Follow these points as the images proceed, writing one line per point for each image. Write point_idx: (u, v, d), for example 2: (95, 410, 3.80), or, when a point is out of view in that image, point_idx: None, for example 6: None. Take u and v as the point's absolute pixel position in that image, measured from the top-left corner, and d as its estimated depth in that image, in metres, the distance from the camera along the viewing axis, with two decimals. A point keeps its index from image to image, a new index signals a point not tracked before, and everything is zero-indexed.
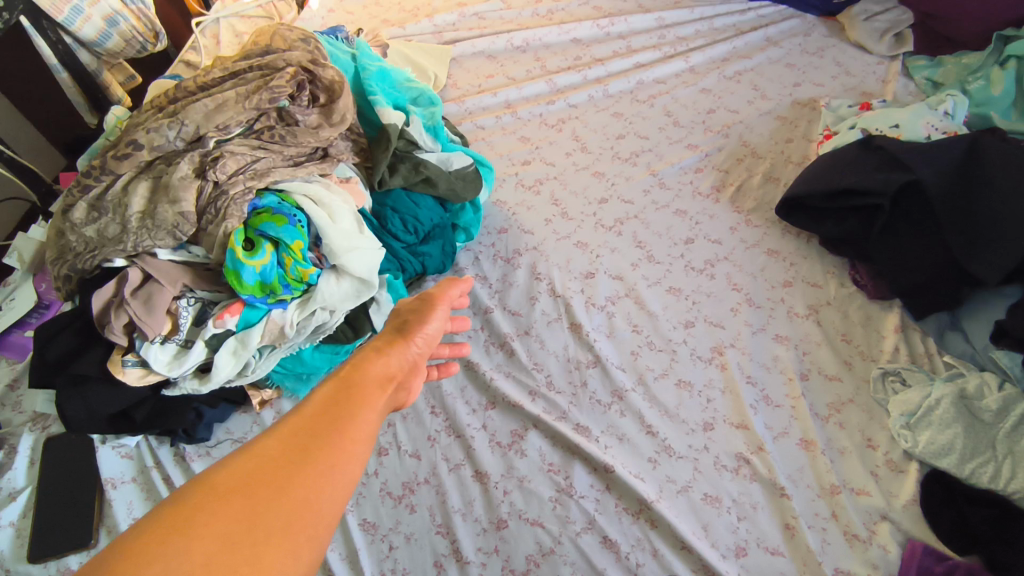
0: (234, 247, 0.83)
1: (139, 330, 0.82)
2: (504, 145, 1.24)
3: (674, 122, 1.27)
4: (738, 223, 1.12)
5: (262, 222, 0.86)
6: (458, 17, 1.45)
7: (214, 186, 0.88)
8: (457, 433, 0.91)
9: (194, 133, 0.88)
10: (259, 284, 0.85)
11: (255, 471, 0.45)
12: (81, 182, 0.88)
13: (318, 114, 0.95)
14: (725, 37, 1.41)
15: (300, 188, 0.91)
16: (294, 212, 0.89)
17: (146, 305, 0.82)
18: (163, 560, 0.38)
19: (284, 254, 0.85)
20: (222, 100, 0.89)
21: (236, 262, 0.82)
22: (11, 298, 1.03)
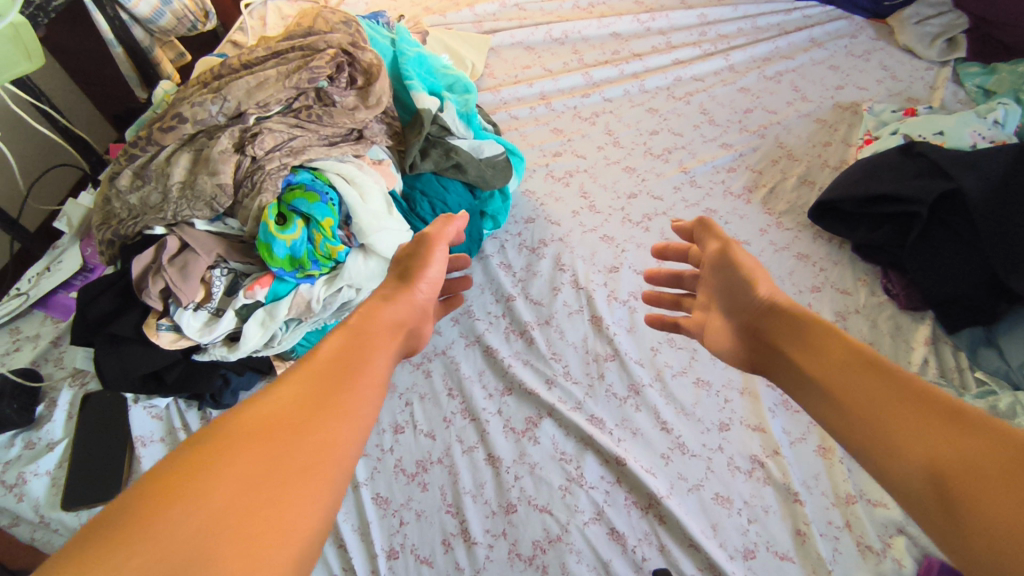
0: (267, 221, 0.85)
1: (175, 295, 0.86)
2: (537, 136, 1.25)
3: (709, 120, 1.25)
4: (768, 225, 1.10)
5: (294, 199, 0.88)
6: (499, 7, 1.46)
7: (252, 161, 0.90)
8: (472, 416, 0.93)
9: (236, 109, 0.90)
10: (288, 259, 0.87)
11: (275, 414, 0.47)
12: (128, 152, 0.92)
13: (355, 97, 0.96)
14: (767, 37, 1.39)
15: (334, 166, 0.93)
16: (327, 190, 0.91)
17: (182, 271, 0.85)
18: (188, 498, 0.40)
19: (315, 230, 0.88)
20: (263, 77, 0.91)
21: (269, 235, 0.85)
22: (59, 260, 1.09)
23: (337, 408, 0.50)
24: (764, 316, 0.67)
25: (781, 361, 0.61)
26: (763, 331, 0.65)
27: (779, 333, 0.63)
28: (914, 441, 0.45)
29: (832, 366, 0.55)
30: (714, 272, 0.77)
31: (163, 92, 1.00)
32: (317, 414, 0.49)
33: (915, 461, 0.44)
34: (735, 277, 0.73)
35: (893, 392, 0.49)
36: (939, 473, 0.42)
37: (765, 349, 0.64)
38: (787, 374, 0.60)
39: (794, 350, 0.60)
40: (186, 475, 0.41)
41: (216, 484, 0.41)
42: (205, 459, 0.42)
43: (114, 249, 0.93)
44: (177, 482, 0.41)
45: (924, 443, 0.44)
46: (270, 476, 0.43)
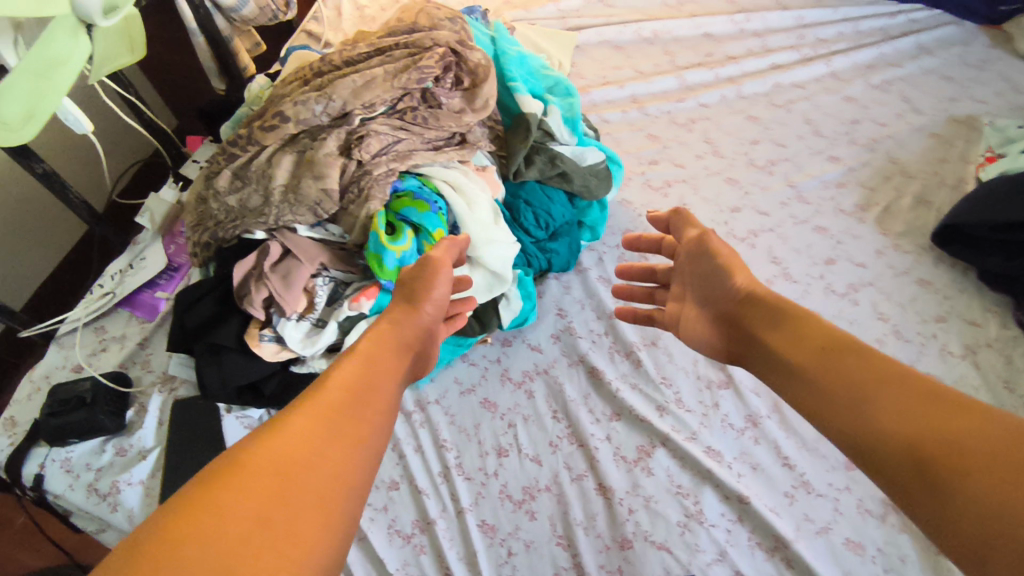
0: (378, 231, 0.80)
1: (277, 305, 0.81)
2: (631, 142, 1.18)
3: (814, 131, 1.18)
4: (884, 246, 1.04)
5: (403, 206, 0.83)
6: (584, 3, 1.39)
7: (358, 165, 0.84)
8: (580, 441, 0.88)
9: (341, 110, 0.84)
10: (398, 271, 0.81)
11: (279, 459, 0.48)
12: (228, 151, 0.87)
13: (462, 98, 0.90)
14: (872, 41, 1.31)
15: (442, 173, 0.87)
16: (435, 198, 0.85)
17: (285, 280, 0.81)
18: (205, 529, 0.42)
19: (426, 241, 0.82)
20: (369, 75, 0.84)
21: (380, 246, 0.79)
22: (142, 257, 1.05)
23: (341, 444, 0.52)
24: (742, 306, 0.67)
25: (762, 353, 0.62)
26: (742, 320, 0.66)
27: (757, 323, 0.64)
28: (899, 433, 0.46)
29: (816, 361, 0.56)
30: (692, 262, 0.76)
31: (256, 86, 0.94)
32: (321, 454, 0.50)
33: (904, 452, 0.45)
34: (713, 266, 0.73)
35: (872, 389, 0.50)
36: (925, 464, 0.43)
37: (743, 339, 0.65)
38: (767, 366, 0.61)
39: (776, 341, 0.61)
40: (184, 525, 0.42)
41: (209, 527, 0.42)
42: (200, 506, 0.43)
43: (210, 252, 0.88)
44: (184, 536, 0.41)
45: (913, 435, 0.45)
46: (270, 523, 0.44)
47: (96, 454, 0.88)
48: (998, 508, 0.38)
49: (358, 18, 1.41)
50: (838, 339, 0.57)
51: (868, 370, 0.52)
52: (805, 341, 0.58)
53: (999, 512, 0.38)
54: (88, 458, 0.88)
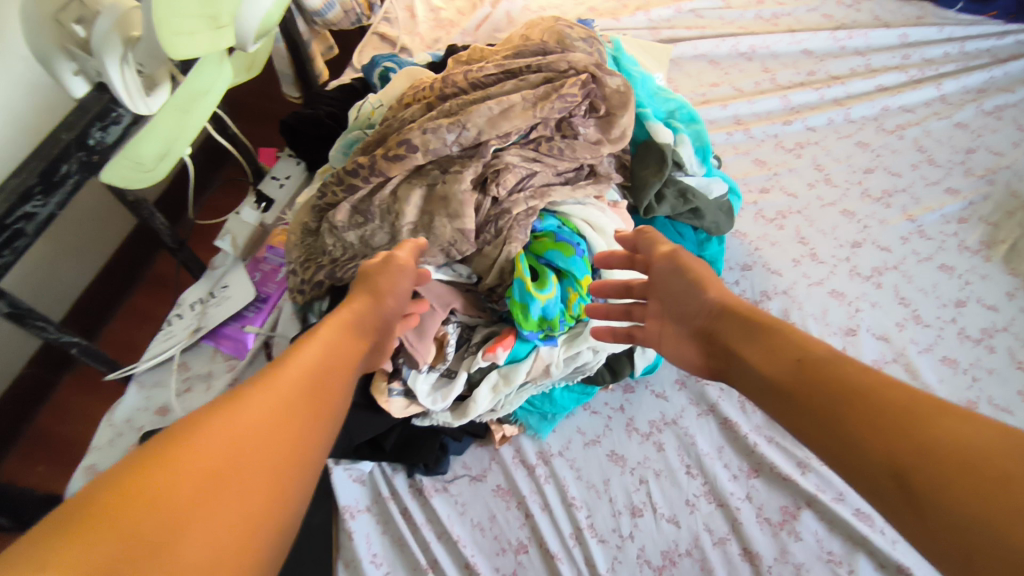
0: (524, 278, 0.73)
1: (408, 355, 0.75)
2: (737, 167, 1.12)
3: (929, 159, 1.13)
4: (1016, 288, 0.99)
5: (546, 248, 0.76)
6: (675, 13, 1.32)
7: (493, 202, 0.77)
8: (718, 500, 0.82)
9: (475, 140, 0.76)
10: (539, 320, 0.75)
11: (209, 451, 0.39)
12: (346, 181, 0.77)
13: (597, 128, 0.82)
14: (978, 64, 1.25)
15: (580, 211, 0.80)
16: (576, 239, 0.78)
17: (416, 329, 0.74)
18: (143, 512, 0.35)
19: (570, 288, 0.75)
20: (504, 101, 0.76)
21: (526, 295, 0.73)
22: (223, 286, 0.96)
23: (299, 424, 0.44)
24: (717, 318, 0.59)
25: (734, 365, 0.55)
26: (711, 330, 0.58)
27: (733, 333, 0.56)
28: (878, 444, 0.40)
29: (791, 368, 0.49)
30: (663, 279, 0.66)
31: (367, 106, 0.87)
32: (260, 453, 0.41)
33: (886, 467, 0.39)
34: (681, 281, 0.64)
35: (867, 399, 0.43)
36: (904, 476, 0.38)
37: (717, 352, 0.57)
38: (743, 380, 0.53)
39: (751, 350, 0.54)
40: (97, 524, 0.33)
41: (137, 529, 0.34)
42: (124, 509, 0.34)
43: (320, 291, 0.80)
44: (81, 534, 0.33)
45: (891, 445, 0.39)
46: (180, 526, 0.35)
47: None
48: (1009, 540, 0.32)
49: (434, 20, 1.32)
50: (808, 345, 0.51)
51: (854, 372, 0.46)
52: (780, 347, 0.52)
53: (986, 528, 0.33)
54: None
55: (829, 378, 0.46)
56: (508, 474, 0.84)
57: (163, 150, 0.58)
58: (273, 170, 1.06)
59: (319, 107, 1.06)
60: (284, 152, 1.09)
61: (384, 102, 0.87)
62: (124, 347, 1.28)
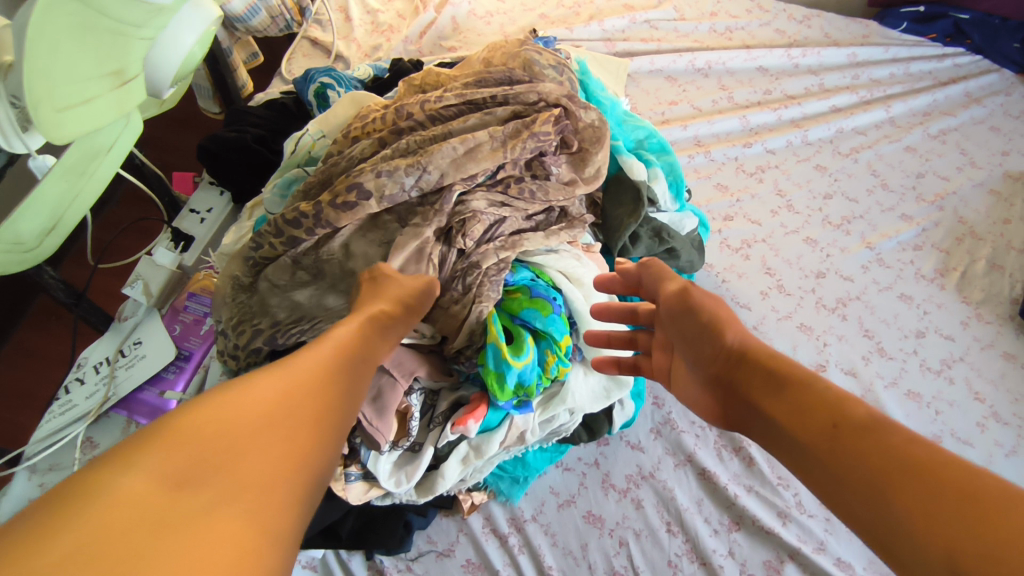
0: (499, 344, 0.65)
1: (365, 434, 0.65)
2: (701, 192, 1.08)
3: (883, 184, 1.13)
4: (968, 316, 1.01)
5: (525, 307, 0.69)
6: (629, 23, 1.26)
7: (459, 254, 0.70)
8: (701, 559, 0.78)
9: (437, 183, 0.66)
10: (514, 387, 0.68)
11: (275, 391, 0.37)
12: (287, 233, 0.66)
13: (568, 166, 0.76)
14: (922, 86, 1.27)
15: (554, 261, 0.74)
16: (552, 293, 0.71)
17: (376, 405, 0.65)
18: (200, 441, 0.32)
19: (548, 350, 0.68)
20: (466, 139, 0.67)
21: (501, 363, 0.65)
22: (136, 342, 0.82)
23: (339, 383, 0.42)
24: (734, 368, 0.46)
25: (756, 417, 0.42)
26: (733, 382, 0.46)
27: (752, 381, 0.44)
28: (933, 530, 0.29)
29: (816, 412, 0.38)
30: (670, 320, 0.54)
31: (306, 138, 0.78)
32: (318, 396, 0.39)
33: (941, 564, 0.28)
34: (695, 324, 0.51)
35: (902, 449, 0.33)
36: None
37: (731, 391, 0.46)
38: (761, 429, 0.42)
39: (767, 391, 0.42)
40: (175, 442, 0.32)
41: (200, 451, 0.32)
42: (202, 429, 0.33)
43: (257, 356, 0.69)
44: (161, 447, 0.31)
45: (956, 538, 0.28)
46: (251, 453, 0.33)
47: None
48: None
49: (373, 25, 1.19)
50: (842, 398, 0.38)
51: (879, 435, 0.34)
52: (806, 400, 0.39)
53: None
54: None
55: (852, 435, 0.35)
56: (479, 546, 0.77)
57: (51, 224, 0.46)
58: (191, 202, 0.93)
59: (244, 129, 0.93)
60: (204, 178, 0.96)
61: (326, 135, 0.78)
62: (10, 398, 1.08)
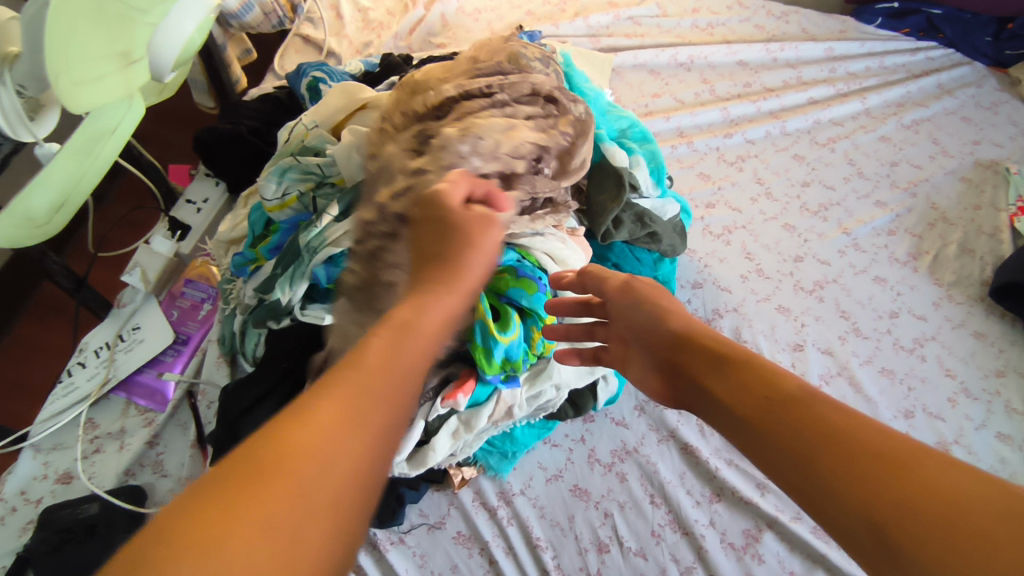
0: (486, 321, 0.69)
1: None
2: (683, 181, 1.12)
3: (859, 172, 1.17)
4: (939, 297, 1.05)
5: (510, 284, 0.72)
6: (614, 19, 1.29)
7: None
8: (684, 528, 0.82)
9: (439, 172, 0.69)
10: (501, 362, 0.71)
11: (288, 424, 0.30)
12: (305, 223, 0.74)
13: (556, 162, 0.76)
14: (897, 78, 1.32)
15: (541, 243, 0.78)
16: (538, 273, 0.74)
17: None
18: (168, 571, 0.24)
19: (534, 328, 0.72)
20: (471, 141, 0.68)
21: (489, 339, 0.69)
22: (135, 327, 0.85)
23: (372, 427, 0.31)
24: (677, 350, 0.50)
25: (695, 392, 0.46)
26: (676, 361, 0.49)
27: (693, 363, 0.47)
28: (856, 498, 0.32)
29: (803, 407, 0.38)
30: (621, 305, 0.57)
31: (301, 127, 0.81)
32: (345, 456, 0.29)
33: (869, 532, 0.31)
34: (643, 310, 0.55)
35: (853, 438, 0.34)
36: (895, 546, 0.30)
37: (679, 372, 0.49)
38: (707, 410, 0.44)
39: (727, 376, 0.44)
40: (167, 521, 0.25)
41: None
42: (210, 492, 0.27)
43: (265, 325, 0.74)
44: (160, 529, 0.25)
45: (879, 507, 0.31)
46: (258, 500, 0.26)
47: None
48: None
49: (363, 22, 1.22)
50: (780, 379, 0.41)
51: (859, 431, 0.35)
52: (752, 381, 0.42)
53: None
54: None
55: (812, 436, 0.36)
56: (470, 519, 0.80)
57: (59, 202, 0.49)
58: (188, 193, 0.96)
59: (238, 121, 0.96)
60: (200, 170, 0.98)
61: (320, 125, 0.81)
62: (10, 388, 1.10)
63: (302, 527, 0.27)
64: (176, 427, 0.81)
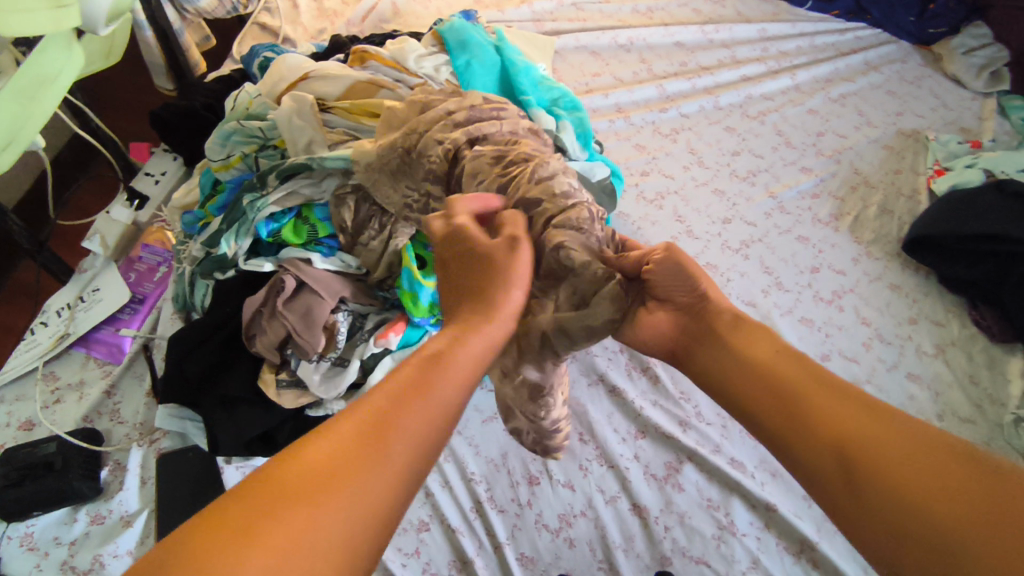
0: (412, 268, 0.77)
1: (296, 345, 0.75)
2: (620, 152, 1.19)
3: (786, 142, 1.25)
4: (859, 254, 1.12)
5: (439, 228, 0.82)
6: (557, 6, 1.37)
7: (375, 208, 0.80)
8: (609, 462, 0.88)
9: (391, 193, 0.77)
10: (431, 305, 0.79)
11: (354, 419, 0.38)
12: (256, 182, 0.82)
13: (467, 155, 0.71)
14: (826, 56, 1.40)
15: None
16: None
17: (304, 318, 0.75)
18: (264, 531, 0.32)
19: None
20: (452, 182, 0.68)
21: (414, 283, 0.77)
22: (95, 289, 0.91)
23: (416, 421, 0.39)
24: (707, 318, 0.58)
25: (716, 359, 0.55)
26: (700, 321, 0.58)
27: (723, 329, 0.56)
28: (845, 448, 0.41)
29: (843, 402, 0.44)
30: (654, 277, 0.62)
31: (245, 96, 0.88)
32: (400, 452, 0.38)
33: (843, 468, 0.41)
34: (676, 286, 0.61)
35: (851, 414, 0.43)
36: (858, 479, 0.39)
37: (697, 335, 0.58)
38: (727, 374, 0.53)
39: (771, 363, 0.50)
40: (279, 486, 0.34)
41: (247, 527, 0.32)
42: (299, 465, 0.35)
43: (213, 276, 0.81)
44: (260, 484, 0.34)
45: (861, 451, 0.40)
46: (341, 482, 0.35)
47: (66, 525, 0.76)
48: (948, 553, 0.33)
49: (318, 11, 1.29)
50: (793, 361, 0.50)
51: (883, 424, 0.41)
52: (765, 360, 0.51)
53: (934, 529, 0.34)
54: (56, 531, 0.75)
55: (828, 434, 0.43)
56: None
57: (4, 143, 0.54)
58: (146, 166, 1.01)
59: (193, 98, 1.02)
60: (159, 146, 1.04)
61: (262, 93, 0.88)
62: None
63: (383, 496, 0.36)
64: (133, 378, 0.87)
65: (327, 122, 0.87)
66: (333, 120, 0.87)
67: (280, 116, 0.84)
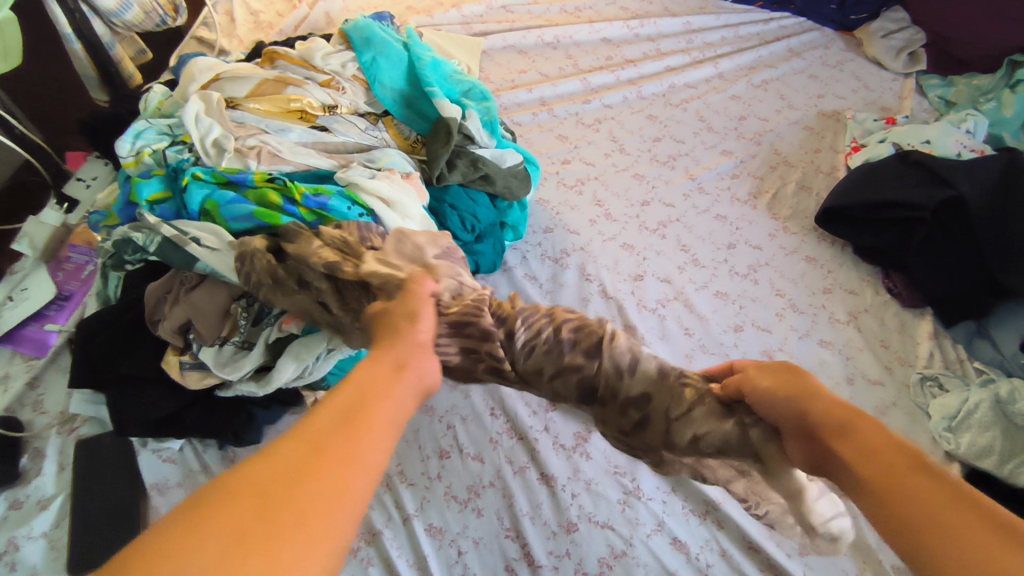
0: None
1: (196, 330, 0.78)
2: (543, 143, 1.23)
3: (707, 127, 1.29)
4: (775, 229, 1.15)
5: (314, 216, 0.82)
6: (487, 9, 1.42)
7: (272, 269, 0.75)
8: (519, 435, 0.91)
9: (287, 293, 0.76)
10: None
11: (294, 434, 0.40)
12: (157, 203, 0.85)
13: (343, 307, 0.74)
14: (749, 46, 1.45)
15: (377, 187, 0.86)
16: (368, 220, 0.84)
17: (202, 307, 0.79)
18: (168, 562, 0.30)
19: None
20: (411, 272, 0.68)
21: None
22: (23, 288, 0.94)
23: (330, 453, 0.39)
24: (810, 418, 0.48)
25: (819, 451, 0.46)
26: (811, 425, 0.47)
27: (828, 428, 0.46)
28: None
29: (935, 491, 0.37)
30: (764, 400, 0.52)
31: (155, 97, 0.95)
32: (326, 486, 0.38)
33: None
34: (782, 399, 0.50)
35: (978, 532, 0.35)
36: None
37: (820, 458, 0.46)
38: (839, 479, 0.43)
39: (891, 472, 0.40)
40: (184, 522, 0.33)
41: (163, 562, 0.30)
42: (265, 477, 0.36)
43: (123, 267, 0.86)
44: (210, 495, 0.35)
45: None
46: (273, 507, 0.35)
47: None
48: None
49: (254, 25, 1.35)
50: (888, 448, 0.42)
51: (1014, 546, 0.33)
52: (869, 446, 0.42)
53: None
54: None
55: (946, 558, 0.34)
56: None
57: None
58: (78, 172, 1.06)
59: (120, 106, 1.07)
60: (93, 154, 1.09)
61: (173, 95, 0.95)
62: None
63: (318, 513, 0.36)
64: (58, 371, 0.90)
65: (234, 118, 0.91)
66: (242, 117, 0.91)
67: (186, 115, 0.86)
